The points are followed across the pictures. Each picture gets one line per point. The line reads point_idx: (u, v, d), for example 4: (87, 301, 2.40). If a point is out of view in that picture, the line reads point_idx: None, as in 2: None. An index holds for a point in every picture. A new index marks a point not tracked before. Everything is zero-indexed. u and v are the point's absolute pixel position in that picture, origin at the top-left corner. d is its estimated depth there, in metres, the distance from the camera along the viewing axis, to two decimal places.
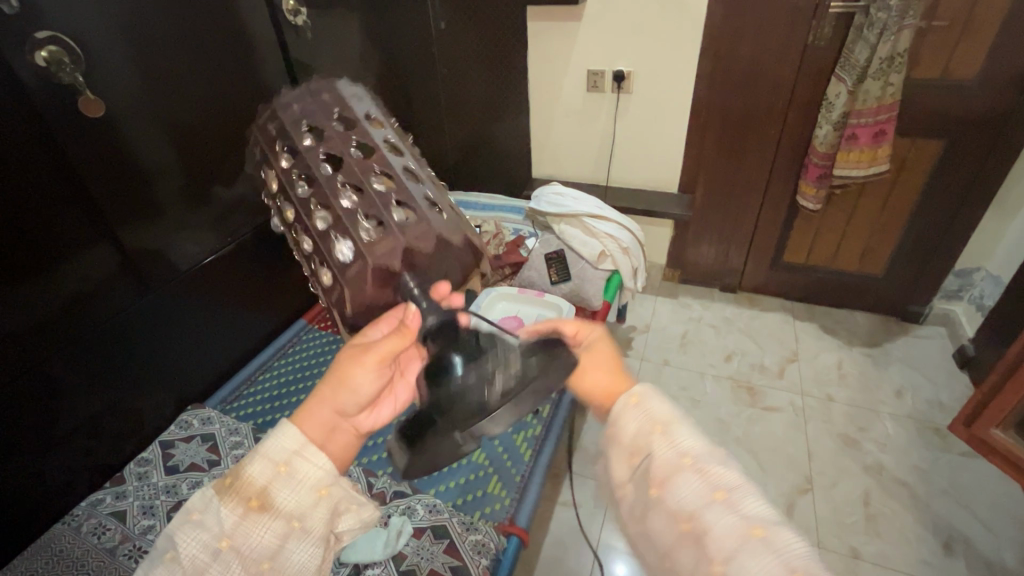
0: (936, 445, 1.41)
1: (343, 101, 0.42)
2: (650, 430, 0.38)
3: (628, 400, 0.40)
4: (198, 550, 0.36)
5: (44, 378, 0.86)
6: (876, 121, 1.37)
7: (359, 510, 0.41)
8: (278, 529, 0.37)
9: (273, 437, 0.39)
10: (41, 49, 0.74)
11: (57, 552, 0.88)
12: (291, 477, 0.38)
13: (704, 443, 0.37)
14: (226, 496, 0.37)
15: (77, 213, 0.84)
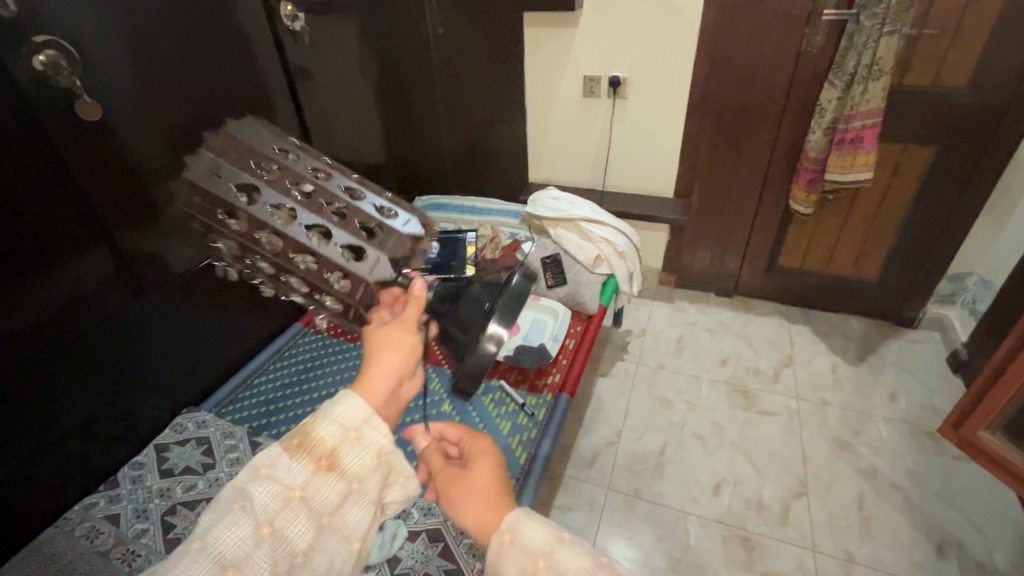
0: (929, 449, 1.42)
1: (271, 162, 0.51)
2: (533, 566, 0.40)
3: (501, 535, 0.42)
4: (269, 499, 0.39)
5: (39, 382, 0.85)
6: (857, 126, 1.37)
7: (403, 482, 0.46)
8: (339, 489, 0.41)
9: (344, 406, 0.43)
10: (40, 53, 0.74)
11: (49, 556, 0.87)
12: (359, 442, 0.42)
13: (583, 560, 0.39)
14: (299, 454, 0.41)
15: (73, 217, 0.84)
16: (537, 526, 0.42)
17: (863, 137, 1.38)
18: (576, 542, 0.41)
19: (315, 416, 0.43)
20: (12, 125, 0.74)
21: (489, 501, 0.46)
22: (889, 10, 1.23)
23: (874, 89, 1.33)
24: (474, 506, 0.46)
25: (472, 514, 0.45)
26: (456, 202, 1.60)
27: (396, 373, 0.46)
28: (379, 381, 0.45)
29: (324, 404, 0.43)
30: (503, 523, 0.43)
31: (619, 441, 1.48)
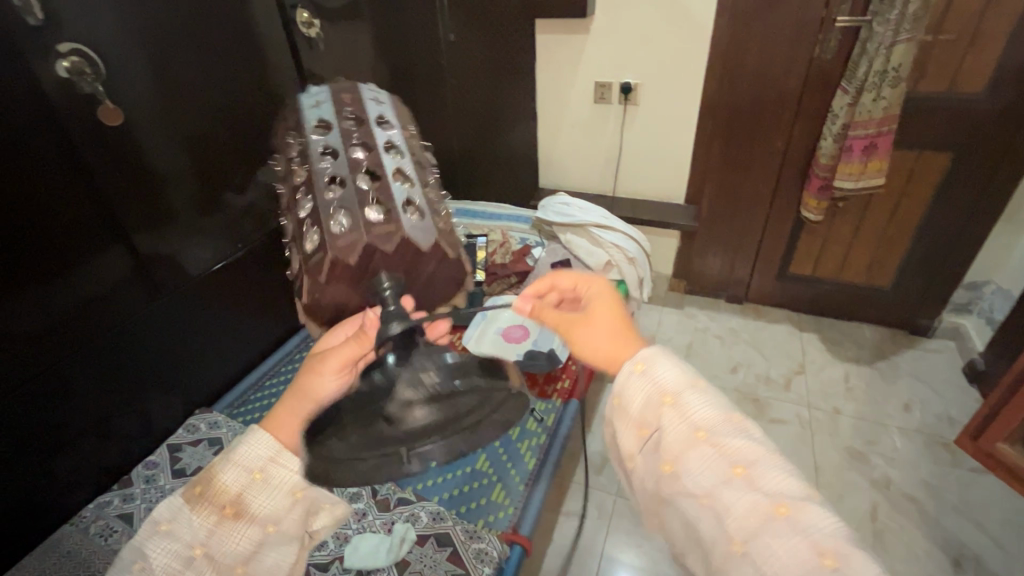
0: (945, 460, 1.39)
1: (358, 102, 0.50)
2: (659, 398, 0.46)
3: (634, 366, 0.47)
4: (172, 558, 0.44)
5: (57, 379, 0.87)
6: (872, 133, 1.37)
7: (331, 509, 0.48)
8: (254, 534, 0.44)
9: (246, 447, 0.45)
10: (65, 59, 0.76)
11: (65, 552, 0.89)
12: (266, 484, 0.44)
13: (710, 410, 0.45)
14: (199, 506, 0.44)
15: (95, 218, 0.86)
16: (672, 369, 0.47)
17: (867, 145, 1.39)
18: (704, 393, 0.46)
19: (219, 462, 0.45)
20: (33, 131, 0.76)
21: (620, 343, 0.50)
22: (903, 17, 1.22)
23: (888, 96, 1.32)
24: (605, 344, 0.50)
25: (596, 347, 0.50)
26: (466, 207, 1.60)
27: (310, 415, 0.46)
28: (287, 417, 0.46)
29: (230, 447, 0.45)
30: (629, 361, 0.48)
31: None
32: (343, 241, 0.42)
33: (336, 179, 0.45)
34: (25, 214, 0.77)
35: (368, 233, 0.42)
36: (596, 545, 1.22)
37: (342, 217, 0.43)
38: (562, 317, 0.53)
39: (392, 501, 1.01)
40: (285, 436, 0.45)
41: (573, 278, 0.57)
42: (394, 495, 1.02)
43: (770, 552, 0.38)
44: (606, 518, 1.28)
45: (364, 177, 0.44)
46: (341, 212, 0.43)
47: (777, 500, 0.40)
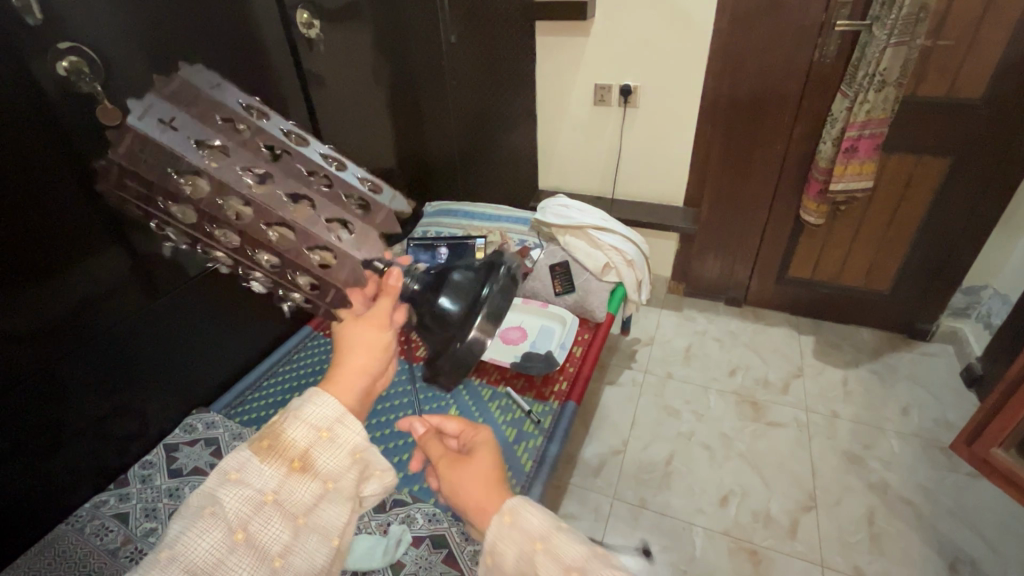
0: (942, 464, 1.39)
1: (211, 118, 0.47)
2: (530, 546, 0.45)
3: (502, 518, 0.47)
4: (242, 503, 0.42)
5: (55, 378, 0.87)
6: (851, 135, 1.38)
7: (380, 475, 0.50)
8: (315, 488, 0.45)
9: (314, 407, 0.46)
10: (64, 59, 0.75)
11: (60, 552, 0.89)
12: (331, 442, 0.46)
13: (577, 549, 0.44)
14: (270, 458, 0.44)
15: (92, 218, 0.86)
16: (537, 513, 0.47)
17: (848, 147, 1.39)
18: (569, 532, 0.46)
19: (284, 420, 0.46)
20: (29, 132, 0.75)
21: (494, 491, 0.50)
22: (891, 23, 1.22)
23: (876, 100, 1.31)
24: (475, 490, 0.50)
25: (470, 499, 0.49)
26: (465, 207, 1.60)
27: (368, 372, 0.51)
28: (347, 376, 0.50)
29: (296, 406, 0.46)
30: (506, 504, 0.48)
31: (625, 450, 1.47)
32: (340, 270, 0.43)
33: (271, 221, 0.42)
34: (18, 217, 0.77)
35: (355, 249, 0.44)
36: None
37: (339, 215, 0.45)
38: (442, 456, 0.54)
39: (388, 502, 1.01)
40: (349, 400, 0.49)
41: (462, 427, 0.57)
42: (390, 496, 1.01)
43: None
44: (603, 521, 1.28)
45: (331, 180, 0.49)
46: (311, 247, 0.42)
47: None
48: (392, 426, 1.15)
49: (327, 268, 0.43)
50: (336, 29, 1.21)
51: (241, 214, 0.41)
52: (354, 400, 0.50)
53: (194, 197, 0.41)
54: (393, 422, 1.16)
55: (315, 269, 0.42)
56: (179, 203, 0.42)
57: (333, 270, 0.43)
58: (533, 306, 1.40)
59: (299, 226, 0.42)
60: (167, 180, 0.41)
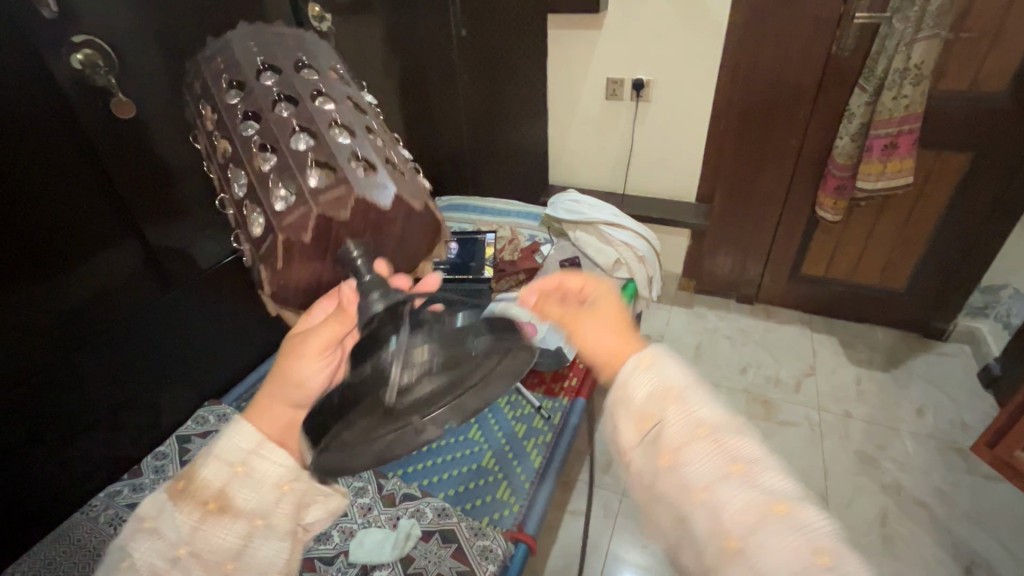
0: (958, 466, 1.37)
1: (273, 48, 0.42)
2: (663, 392, 0.38)
3: (639, 360, 0.40)
4: (156, 556, 0.40)
5: (71, 368, 0.88)
6: (893, 130, 1.34)
7: (325, 501, 0.45)
8: (240, 528, 0.41)
9: (226, 439, 0.42)
10: (79, 52, 0.76)
11: (75, 541, 0.91)
12: (249, 477, 0.42)
13: (723, 414, 0.37)
14: (181, 503, 0.41)
15: (106, 211, 0.86)
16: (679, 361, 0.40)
17: (888, 145, 1.36)
18: (716, 395, 0.39)
19: (199, 458, 0.43)
20: (43, 129, 0.76)
21: (631, 340, 0.42)
22: (925, 12, 1.20)
23: (913, 95, 1.29)
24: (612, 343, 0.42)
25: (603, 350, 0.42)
26: (476, 202, 1.59)
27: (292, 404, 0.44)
28: (271, 407, 0.44)
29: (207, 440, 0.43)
30: (638, 354, 0.40)
31: None
32: (266, 246, 0.38)
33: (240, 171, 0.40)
34: (32, 214, 0.78)
35: (280, 226, 0.37)
36: (600, 545, 1.23)
37: (280, 183, 0.38)
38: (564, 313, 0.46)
39: (398, 497, 1.01)
40: (270, 427, 0.44)
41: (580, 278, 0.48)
42: (400, 491, 1.02)
43: (775, 560, 0.31)
44: (611, 517, 1.28)
45: (299, 147, 0.39)
46: (255, 209, 0.39)
47: (791, 512, 0.33)
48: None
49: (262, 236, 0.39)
50: (348, 21, 1.20)
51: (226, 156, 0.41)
52: (279, 428, 0.44)
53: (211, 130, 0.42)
54: None
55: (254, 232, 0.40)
56: (205, 138, 0.44)
57: (263, 239, 0.39)
58: None
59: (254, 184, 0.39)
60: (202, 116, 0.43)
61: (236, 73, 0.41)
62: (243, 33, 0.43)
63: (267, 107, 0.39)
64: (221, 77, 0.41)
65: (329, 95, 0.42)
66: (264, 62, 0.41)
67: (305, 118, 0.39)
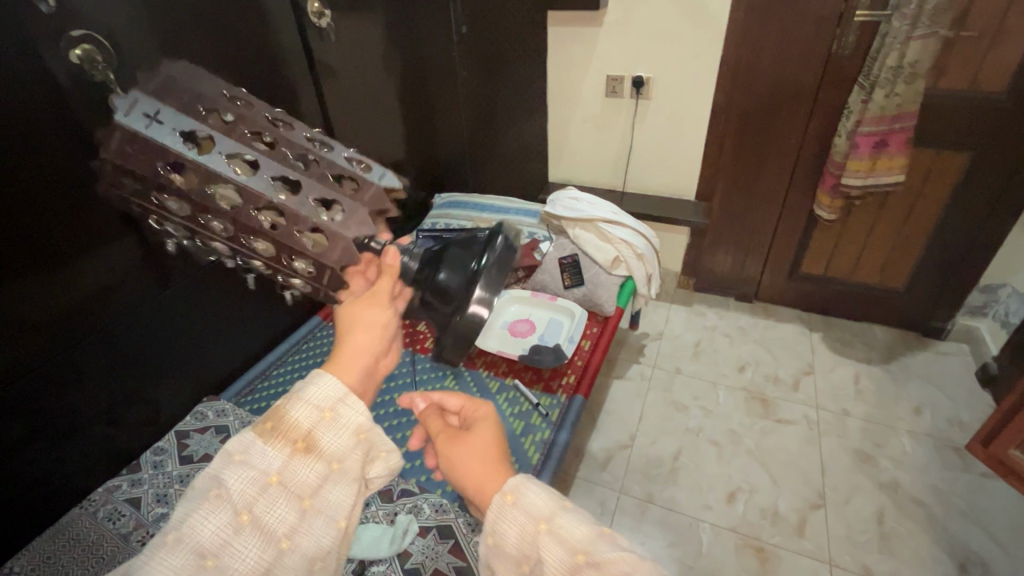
0: (955, 465, 1.37)
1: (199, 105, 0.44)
2: (534, 527, 0.45)
3: (503, 497, 0.47)
4: (247, 485, 0.40)
5: (70, 363, 0.88)
6: (881, 130, 1.35)
7: (386, 457, 0.47)
8: (320, 469, 0.43)
9: (316, 387, 0.44)
10: (76, 47, 0.71)
11: (74, 535, 0.91)
12: (335, 423, 0.44)
13: (586, 534, 0.44)
14: (273, 438, 0.42)
15: (105, 206, 0.85)
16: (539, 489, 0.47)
17: (877, 141, 1.37)
18: (579, 514, 0.46)
19: (287, 399, 0.44)
20: (37, 120, 0.75)
21: (494, 464, 0.51)
22: (921, 10, 1.20)
23: (905, 93, 1.29)
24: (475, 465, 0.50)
25: (463, 475, 0.50)
26: (475, 200, 1.59)
27: (370, 351, 0.48)
28: (350, 359, 0.48)
29: (297, 388, 0.44)
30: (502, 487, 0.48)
31: (633, 444, 1.47)
32: (336, 249, 0.40)
33: (260, 204, 0.39)
34: (24, 206, 0.77)
35: (348, 229, 0.41)
36: None
37: (315, 197, 0.42)
38: (442, 431, 0.55)
39: (395, 492, 1.01)
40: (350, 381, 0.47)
41: (461, 399, 0.58)
42: (398, 486, 1.02)
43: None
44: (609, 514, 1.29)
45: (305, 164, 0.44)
46: (305, 227, 0.40)
47: None
48: (396, 418, 1.15)
49: (321, 249, 0.40)
50: (348, 17, 1.19)
51: (233, 202, 0.39)
52: (357, 381, 0.48)
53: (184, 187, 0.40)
54: (397, 415, 1.16)
55: (306, 249, 0.40)
56: (173, 197, 0.42)
57: (327, 250, 0.40)
58: (541, 299, 1.34)
59: (288, 207, 0.39)
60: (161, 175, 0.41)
61: (206, 103, 0.45)
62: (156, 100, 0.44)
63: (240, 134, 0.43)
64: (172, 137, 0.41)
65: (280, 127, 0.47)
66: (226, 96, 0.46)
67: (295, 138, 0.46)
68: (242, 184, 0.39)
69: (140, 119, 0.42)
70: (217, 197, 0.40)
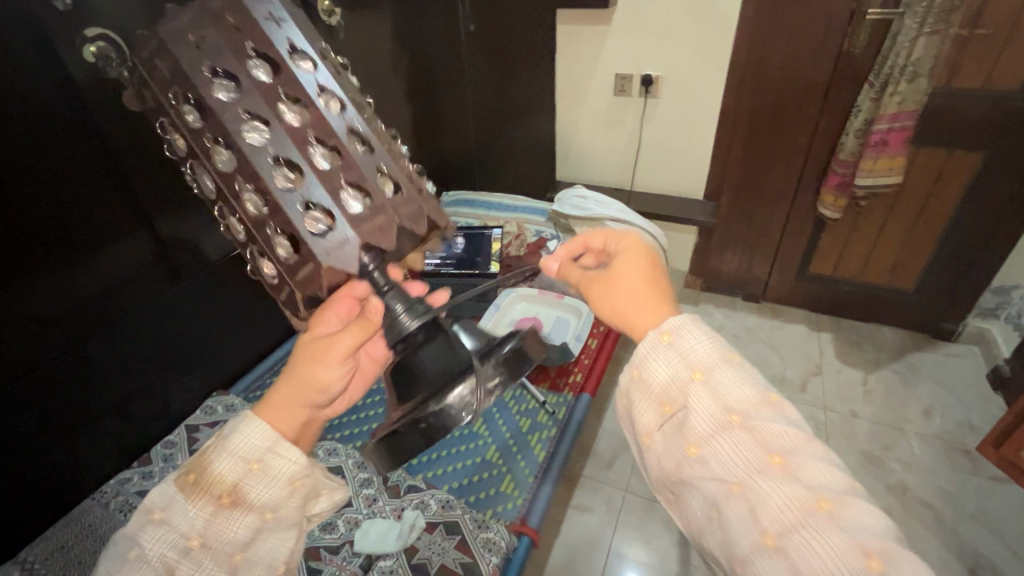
0: (966, 468, 1.36)
1: (213, 54, 0.39)
2: (689, 375, 0.43)
3: (660, 338, 0.45)
4: (167, 548, 0.43)
5: (81, 358, 0.89)
6: (882, 129, 1.34)
7: (330, 494, 0.50)
8: (251, 521, 0.44)
9: (244, 437, 0.45)
10: (91, 44, 0.70)
11: (86, 527, 0.92)
12: (263, 473, 0.45)
13: (752, 399, 0.42)
14: (194, 495, 0.43)
15: (114, 203, 0.87)
16: (700, 340, 0.44)
17: (878, 141, 1.36)
18: (750, 377, 0.44)
19: (212, 451, 0.45)
20: (51, 114, 0.76)
21: (644, 305, 0.48)
22: (929, 11, 1.19)
23: (906, 93, 1.28)
24: (622, 305, 0.48)
25: (612, 309, 0.49)
26: (483, 198, 1.59)
27: (309, 403, 0.48)
28: (284, 405, 0.47)
29: (224, 435, 0.45)
30: (653, 335, 0.45)
31: None
32: (280, 282, 0.44)
33: (232, 209, 0.43)
34: (35, 204, 0.77)
35: (293, 275, 0.43)
36: (603, 541, 1.24)
37: (277, 229, 0.41)
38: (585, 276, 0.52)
39: (402, 488, 1.02)
40: (283, 426, 0.47)
41: (603, 234, 0.55)
42: (405, 482, 1.03)
43: (790, 536, 0.37)
44: (614, 513, 1.29)
45: (281, 179, 0.40)
46: (260, 249, 0.43)
47: (857, 537, 0.36)
48: None
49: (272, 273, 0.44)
50: (357, 15, 1.19)
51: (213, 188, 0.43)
52: (294, 427, 0.47)
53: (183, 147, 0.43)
54: None
55: (262, 265, 0.44)
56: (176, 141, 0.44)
57: (276, 281, 0.44)
58: (547, 296, 1.37)
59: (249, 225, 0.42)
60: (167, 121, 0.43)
61: (218, 60, 0.39)
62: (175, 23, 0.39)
63: (230, 117, 0.39)
64: (174, 92, 0.40)
65: (299, 105, 0.41)
66: (251, 49, 0.40)
67: (290, 136, 0.41)
68: (220, 179, 0.42)
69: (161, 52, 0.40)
70: (203, 177, 0.43)
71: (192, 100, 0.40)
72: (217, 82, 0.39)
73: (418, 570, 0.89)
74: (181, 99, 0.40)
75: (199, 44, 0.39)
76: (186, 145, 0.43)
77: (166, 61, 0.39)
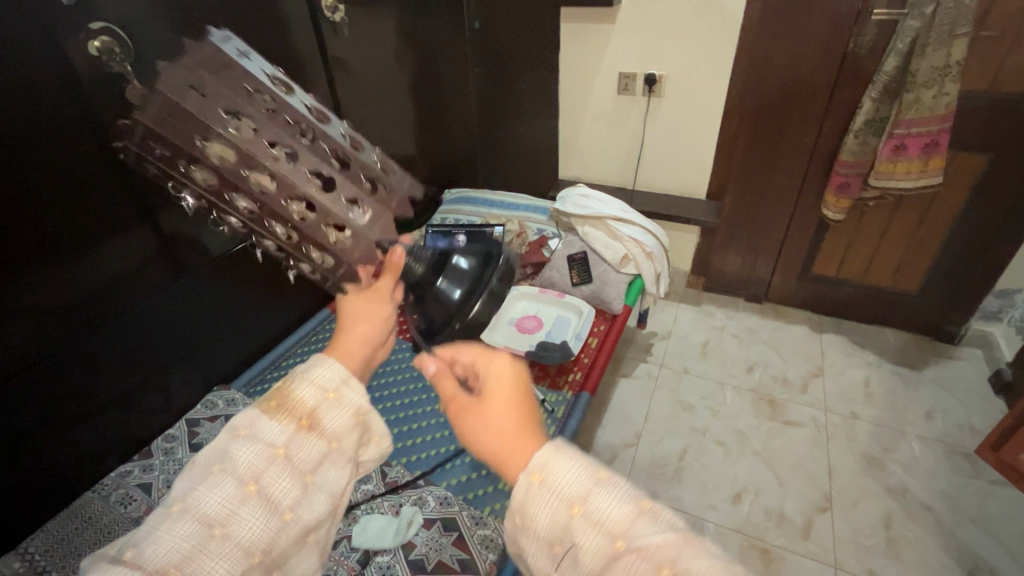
0: (967, 472, 1.36)
1: (246, 80, 0.47)
2: (567, 511, 0.35)
3: (531, 478, 0.37)
4: (255, 457, 0.41)
5: (83, 350, 0.90)
6: (932, 130, 1.30)
7: (379, 443, 0.49)
8: (322, 447, 0.44)
9: (322, 369, 0.46)
10: (95, 40, 0.75)
11: (86, 518, 0.93)
12: (338, 402, 0.45)
13: (628, 513, 0.35)
14: (277, 414, 0.43)
15: (118, 198, 0.87)
16: (571, 467, 0.37)
17: (928, 142, 1.32)
18: (622, 490, 0.36)
19: (292, 379, 0.45)
20: (58, 109, 0.76)
21: (519, 435, 0.39)
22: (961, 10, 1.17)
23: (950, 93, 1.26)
24: (497, 443, 0.39)
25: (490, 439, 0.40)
26: (484, 196, 1.58)
27: (370, 342, 0.49)
28: (349, 345, 0.48)
29: (303, 367, 0.46)
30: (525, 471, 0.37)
31: (638, 443, 1.47)
32: (353, 249, 0.46)
33: (294, 197, 0.45)
34: (38, 196, 0.78)
35: (372, 234, 0.47)
36: None
37: (350, 196, 0.47)
38: (457, 396, 0.43)
39: (400, 484, 1.02)
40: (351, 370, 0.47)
41: (474, 349, 0.45)
42: (402, 478, 1.03)
43: None
44: None
45: (334, 158, 0.48)
46: (331, 223, 0.45)
47: None
48: (403, 411, 1.16)
49: (343, 245, 0.46)
50: (362, 12, 1.20)
51: (266, 186, 0.44)
52: (360, 368, 0.48)
53: (216, 161, 0.43)
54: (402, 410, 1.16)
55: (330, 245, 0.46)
56: (201, 168, 0.44)
57: (348, 247, 0.46)
58: (548, 295, 1.35)
59: (321, 203, 0.45)
60: (189, 145, 0.43)
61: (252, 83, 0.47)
62: (196, 59, 0.46)
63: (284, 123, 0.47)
64: (214, 105, 0.43)
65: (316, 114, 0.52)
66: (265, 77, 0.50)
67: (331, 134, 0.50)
68: (283, 175, 0.44)
69: (183, 87, 0.43)
70: (252, 180, 0.44)
71: (237, 117, 0.44)
72: (259, 100, 0.46)
73: (415, 566, 0.89)
74: (221, 110, 0.44)
75: (231, 77, 0.46)
76: (219, 157, 0.43)
77: (194, 87, 0.43)
